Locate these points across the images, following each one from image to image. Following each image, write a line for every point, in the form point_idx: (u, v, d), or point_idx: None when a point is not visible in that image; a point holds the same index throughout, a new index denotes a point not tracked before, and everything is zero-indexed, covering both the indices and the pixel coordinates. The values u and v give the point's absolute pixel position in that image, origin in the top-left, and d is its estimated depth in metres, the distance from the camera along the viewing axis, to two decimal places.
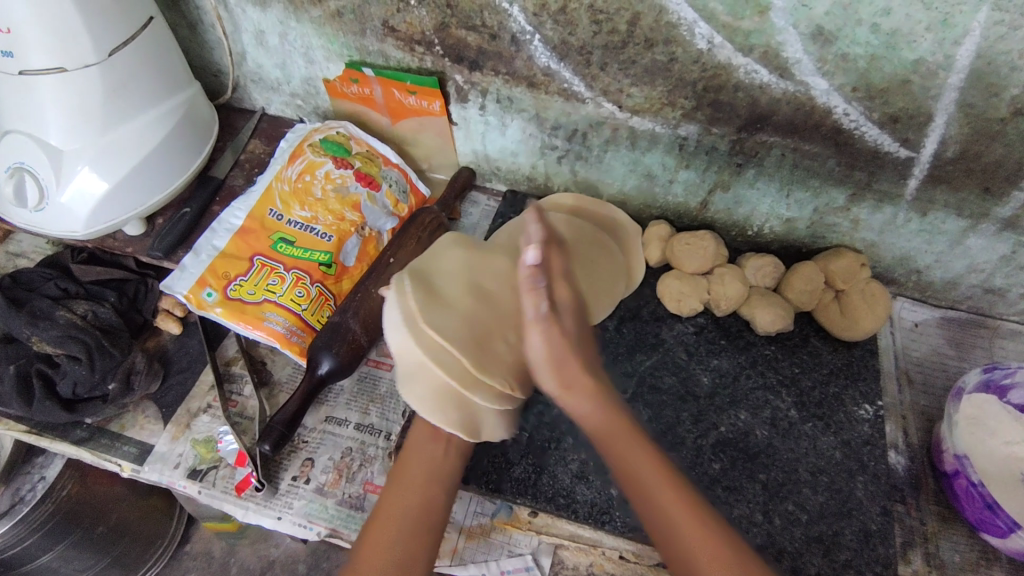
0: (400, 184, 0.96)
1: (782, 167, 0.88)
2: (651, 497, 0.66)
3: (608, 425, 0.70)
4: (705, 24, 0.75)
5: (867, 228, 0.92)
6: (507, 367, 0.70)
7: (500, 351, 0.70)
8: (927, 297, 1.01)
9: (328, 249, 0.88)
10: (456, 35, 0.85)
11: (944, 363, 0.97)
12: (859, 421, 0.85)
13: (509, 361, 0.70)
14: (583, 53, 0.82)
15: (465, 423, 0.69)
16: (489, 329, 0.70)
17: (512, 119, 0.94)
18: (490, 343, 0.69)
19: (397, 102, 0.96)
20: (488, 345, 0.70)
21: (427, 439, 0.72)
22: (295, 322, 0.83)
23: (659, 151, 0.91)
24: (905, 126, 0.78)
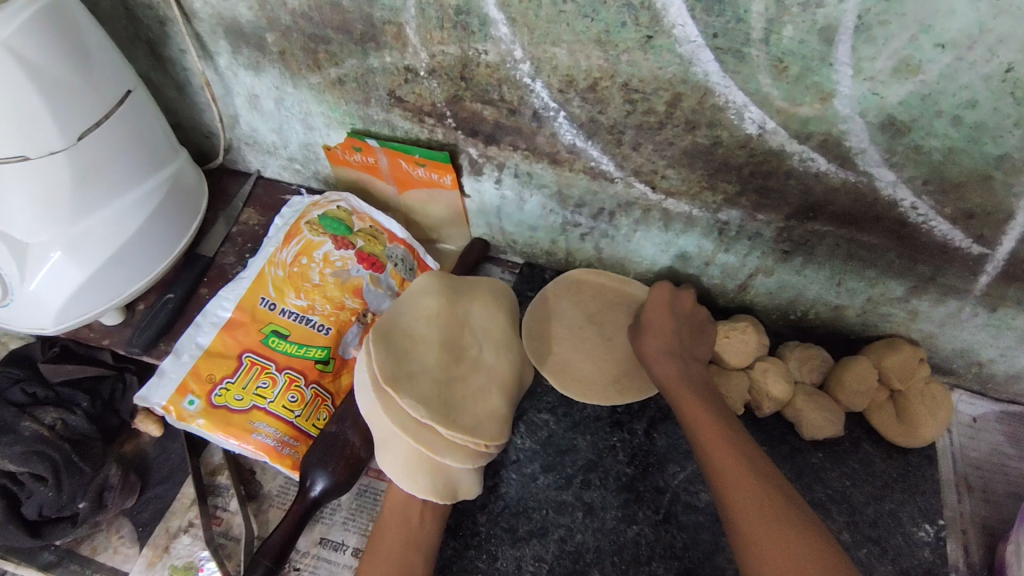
0: (406, 261, 0.86)
1: (834, 257, 0.78)
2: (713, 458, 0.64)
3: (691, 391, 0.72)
4: (757, 109, 0.66)
5: (926, 319, 0.82)
6: (485, 425, 0.66)
7: (469, 400, 0.67)
8: (986, 389, 0.91)
9: (326, 343, 0.79)
10: (471, 109, 0.76)
11: (1005, 464, 0.87)
12: (919, 544, 0.76)
13: (487, 419, 0.67)
14: (614, 132, 0.73)
15: (442, 487, 0.66)
16: (460, 389, 0.67)
17: (531, 194, 0.84)
18: (457, 401, 0.66)
19: (404, 172, 0.87)
20: (462, 404, 0.66)
21: (402, 503, 0.68)
22: (288, 431, 0.74)
23: (696, 233, 0.82)
24: (980, 223, 0.69)
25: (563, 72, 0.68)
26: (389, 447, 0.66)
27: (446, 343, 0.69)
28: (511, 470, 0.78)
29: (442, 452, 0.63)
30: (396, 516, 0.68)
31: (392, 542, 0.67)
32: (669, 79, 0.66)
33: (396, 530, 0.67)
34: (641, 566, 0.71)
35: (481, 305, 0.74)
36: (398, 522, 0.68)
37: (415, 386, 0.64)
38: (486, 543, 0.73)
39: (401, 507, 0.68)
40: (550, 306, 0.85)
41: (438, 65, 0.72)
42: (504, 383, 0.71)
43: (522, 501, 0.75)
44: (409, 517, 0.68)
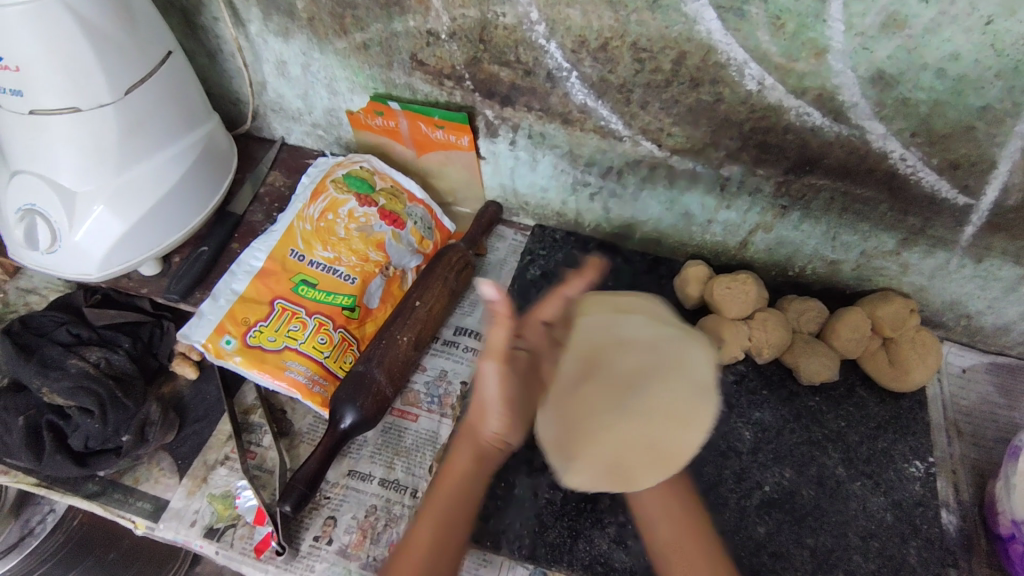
0: (425, 221, 0.92)
1: (830, 211, 0.83)
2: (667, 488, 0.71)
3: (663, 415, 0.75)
4: (756, 65, 0.71)
5: (916, 272, 0.87)
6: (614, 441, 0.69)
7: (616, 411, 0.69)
8: (975, 341, 0.96)
9: (352, 292, 0.84)
10: (489, 70, 0.81)
11: (994, 412, 0.92)
12: (910, 479, 0.81)
13: (528, 409, 0.66)
14: (623, 91, 0.78)
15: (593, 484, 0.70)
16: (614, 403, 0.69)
17: (543, 154, 0.89)
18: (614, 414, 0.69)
19: (423, 135, 0.92)
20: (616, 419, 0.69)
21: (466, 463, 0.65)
22: (317, 370, 0.79)
23: (699, 190, 0.87)
24: (966, 173, 0.74)
25: (576, 33, 0.74)
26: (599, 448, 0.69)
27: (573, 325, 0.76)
28: None
29: (695, 444, 0.68)
30: (456, 483, 0.65)
31: (446, 501, 0.64)
32: (675, 38, 0.71)
33: (451, 494, 0.64)
34: None
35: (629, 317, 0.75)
36: (456, 485, 0.65)
37: (656, 362, 0.70)
38: (504, 472, 0.77)
39: (461, 477, 0.65)
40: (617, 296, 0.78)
41: (459, 28, 0.78)
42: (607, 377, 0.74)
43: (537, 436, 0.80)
44: (465, 482, 0.65)
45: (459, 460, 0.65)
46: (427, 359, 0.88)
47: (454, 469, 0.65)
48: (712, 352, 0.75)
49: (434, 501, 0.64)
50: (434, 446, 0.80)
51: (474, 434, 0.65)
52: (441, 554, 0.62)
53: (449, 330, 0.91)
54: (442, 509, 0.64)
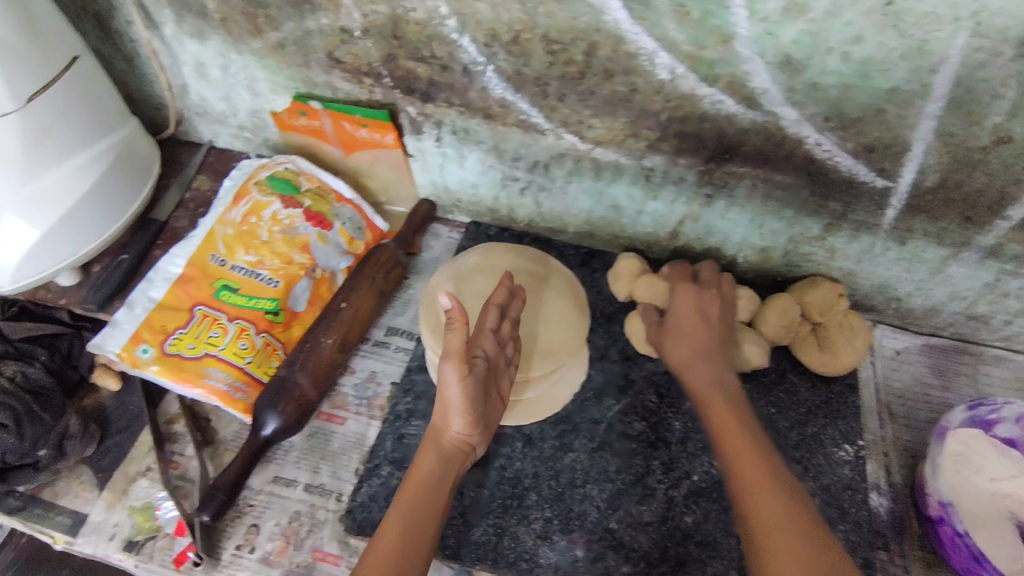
0: (354, 220, 0.91)
1: (753, 198, 0.83)
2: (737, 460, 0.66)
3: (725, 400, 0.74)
4: (666, 54, 0.70)
5: (844, 257, 0.88)
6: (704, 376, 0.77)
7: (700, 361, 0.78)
8: (907, 323, 0.96)
9: (275, 295, 0.83)
10: (405, 67, 0.80)
11: (927, 393, 0.93)
12: (839, 463, 0.81)
13: (490, 418, 0.72)
14: (539, 84, 0.77)
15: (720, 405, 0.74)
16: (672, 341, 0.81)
17: (470, 151, 0.89)
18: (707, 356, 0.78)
19: (348, 134, 0.91)
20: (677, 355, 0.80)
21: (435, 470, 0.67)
22: (239, 376, 0.78)
23: (625, 182, 0.86)
24: (881, 156, 0.74)
25: (487, 26, 0.73)
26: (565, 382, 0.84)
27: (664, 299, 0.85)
28: None
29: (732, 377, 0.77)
30: (417, 487, 0.66)
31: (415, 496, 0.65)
32: (585, 28, 0.70)
33: (415, 495, 0.65)
34: (576, 489, 0.77)
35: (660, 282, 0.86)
36: (420, 487, 0.65)
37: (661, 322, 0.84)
38: None
39: (422, 481, 0.66)
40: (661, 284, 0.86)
41: (371, 24, 0.77)
42: (722, 330, 0.79)
43: None
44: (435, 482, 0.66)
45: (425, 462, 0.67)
46: (356, 361, 0.86)
47: (415, 474, 0.66)
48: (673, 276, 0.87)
49: (400, 500, 0.65)
50: (361, 448, 0.79)
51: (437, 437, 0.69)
52: (407, 553, 0.60)
53: (380, 331, 0.89)
54: (407, 511, 0.63)
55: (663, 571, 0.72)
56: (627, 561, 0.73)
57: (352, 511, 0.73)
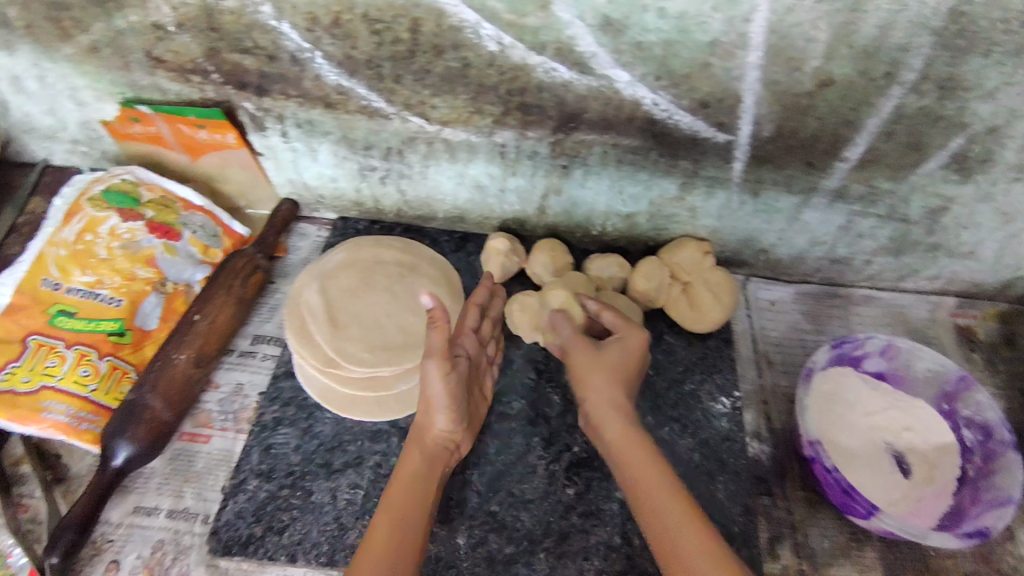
0: (207, 228, 0.86)
1: (607, 164, 0.83)
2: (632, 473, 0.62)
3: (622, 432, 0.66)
4: (490, 24, 0.69)
5: (705, 215, 0.89)
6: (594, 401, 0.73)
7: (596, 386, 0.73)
8: (777, 273, 0.99)
9: (119, 315, 0.78)
10: (231, 60, 0.76)
11: (802, 338, 0.95)
12: (715, 416, 0.83)
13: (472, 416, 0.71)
14: (372, 66, 0.74)
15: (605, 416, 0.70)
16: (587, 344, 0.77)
17: (319, 143, 0.85)
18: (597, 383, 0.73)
19: (189, 138, 0.86)
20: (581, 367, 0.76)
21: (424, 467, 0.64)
22: (83, 406, 0.73)
23: (481, 160, 0.85)
24: (716, 111, 0.75)
25: (303, 10, 0.69)
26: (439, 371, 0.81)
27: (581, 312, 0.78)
28: (325, 410, 0.78)
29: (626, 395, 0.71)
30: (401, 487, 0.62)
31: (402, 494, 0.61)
32: (403, 5, 0.68)
33: (400, 495, 0.61)
34: (456, 476, 0.75)
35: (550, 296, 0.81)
36: (404, 486, 0.62)
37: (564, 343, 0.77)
38: (301, 479, 0.73)
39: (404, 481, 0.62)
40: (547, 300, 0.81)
41: (184, 18, 0.72)
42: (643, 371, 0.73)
43: (337, 436, 0.76)
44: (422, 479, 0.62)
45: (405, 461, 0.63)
46: (220, 374, 0.82)
47: (401, 474, 0.62)
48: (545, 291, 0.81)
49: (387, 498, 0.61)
50: (229, 465, 0.75)
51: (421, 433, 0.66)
52: (395, 555, 0.56)
53: (244, 340, 0.85)
54: (392, 511, 0.59)
55: (546, 547, 0.71)
56: (510, 542, 0.71)
57: (217, 531, 0.70)
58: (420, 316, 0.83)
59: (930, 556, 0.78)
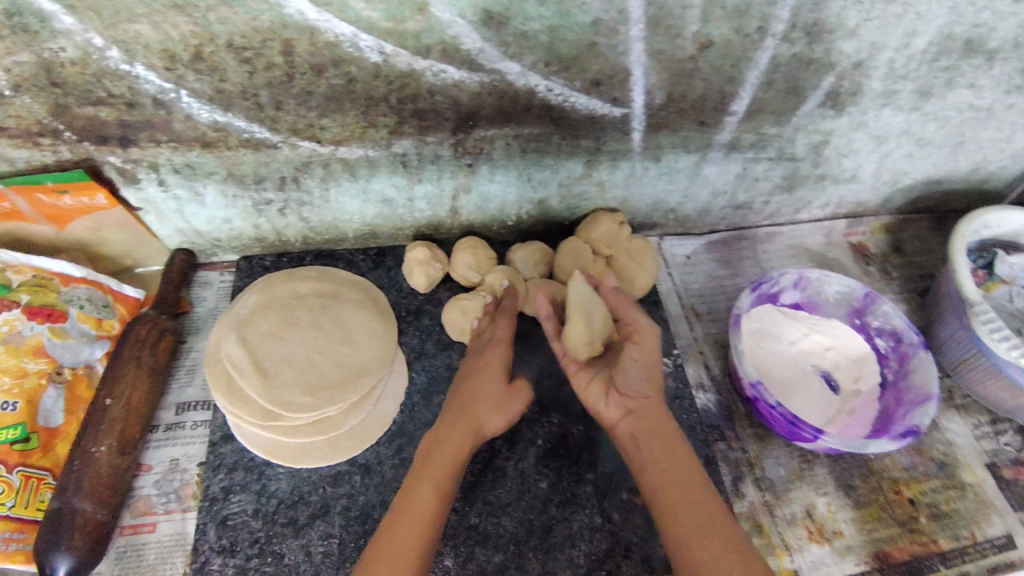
0: (95, 299, 0.79)
1: (512, 155, 0.82)
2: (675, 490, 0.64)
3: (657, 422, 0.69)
4: (368, 35, 0.65)
5: (614, 187, 0.90)
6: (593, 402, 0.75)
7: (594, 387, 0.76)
8: (687, 228, 1.02)
9: (18, 419, 0.69)
10: (84, 114, 0.68)
11: (721, 286, 0.99)
12: (662, 377, 0.85)
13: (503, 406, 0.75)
14: (247, 97, 0.69)
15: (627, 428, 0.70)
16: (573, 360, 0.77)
17: (204, 185, 0.78)
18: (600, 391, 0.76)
19: (51, 207, 0.77)
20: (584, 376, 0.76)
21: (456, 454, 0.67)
22: (3, 527, 0.66)
23: (383, 174, 0.81)
24: (609, 87, 0.75)
25: (158, 49, 0.63)
26: (382, 395, 0.79)
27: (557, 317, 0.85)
28: (276, 466, 0.73)
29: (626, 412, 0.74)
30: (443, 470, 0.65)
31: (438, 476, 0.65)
32: (269, 28, 0.63)
33: (443, 482, 0.65)
34: None
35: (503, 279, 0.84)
36: (447, 473, 0.65)
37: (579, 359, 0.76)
38: (269, 544, 0.69)
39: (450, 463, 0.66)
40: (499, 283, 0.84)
41: (19, 79, 0.63)
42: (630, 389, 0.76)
43: (297, 489, 0.72)
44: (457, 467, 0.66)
45: (450, 448, 0.67)
46: (149, 454, 0.75)
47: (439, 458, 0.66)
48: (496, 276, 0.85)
49: (428, 477, 0.65)
50: (185, 548, 0.70)
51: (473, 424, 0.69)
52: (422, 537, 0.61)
53: (168, 412, 0.78)
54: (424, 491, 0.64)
55: (533, 546, 0.71)
56: (497, 550, 0.70)
57: None
58: (352, 346, 0.80)
59: (871, 460, 0.85)
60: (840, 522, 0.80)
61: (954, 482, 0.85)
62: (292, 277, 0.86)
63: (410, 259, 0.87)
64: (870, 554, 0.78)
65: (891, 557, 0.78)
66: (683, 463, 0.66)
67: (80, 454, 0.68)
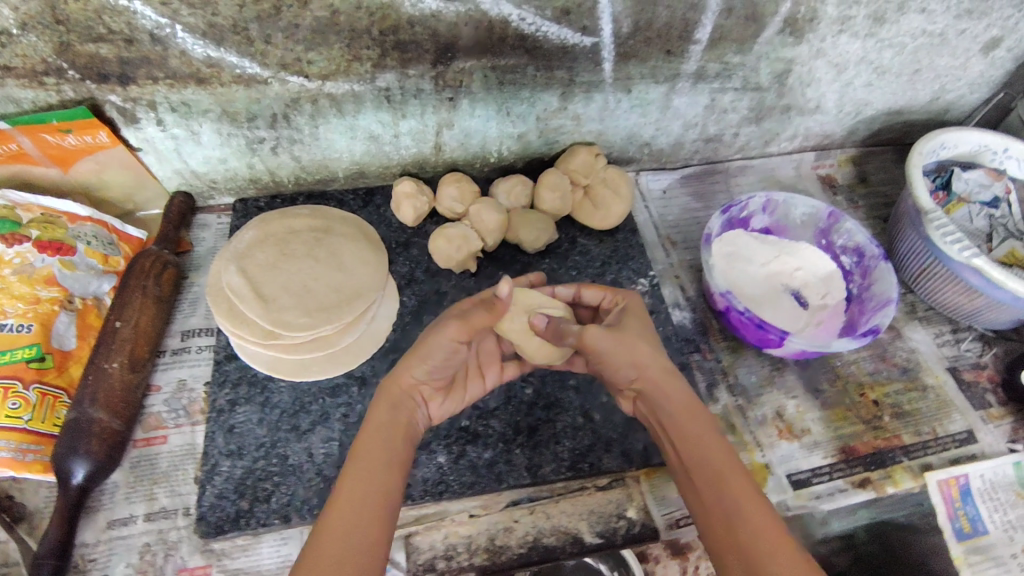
0: (101, 236, 0.83)
1: (490, 88, 0.86)
2: (702, 458, 0.61)
3: (684, 417, 0.63)
4: None
5: (589, 120, 0.95)
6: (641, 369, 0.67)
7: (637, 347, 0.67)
8: (662, 163, 1.07)
9: (34, 340, 0.74)
10: (85, 52, 0.71)
11: (695, 216, 1.05)
12: (639, 295, 0.90)
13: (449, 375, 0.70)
14: (239, 31, 0.73)
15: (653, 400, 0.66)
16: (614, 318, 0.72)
17: (199, 124, 0.83)
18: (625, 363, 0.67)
19: (56, 147, 0.81)
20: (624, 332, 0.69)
21: (385, 417, 0.64)
22: (23, 438, 0.70)
23: (369, 109, 0.86)
24: (578, 16, 0.80)
25: None
26: (373, 316, 0.84)
27: (544, 245, 0.91)
28: (278, 379, 0.79)
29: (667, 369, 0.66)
30: (370, 440, 0.62)
31: (370, 447, 0.61)
32: None
33: (378, 452, 0.61)
34: None
35: (494, 209, 0.88)
36: (378, 440, 0.62)
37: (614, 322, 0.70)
38: (274, 448, 0.74)
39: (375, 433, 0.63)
40: (487, 214, 0.88)
41: (27, 17, 0.67)
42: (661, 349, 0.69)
43: (298, 400, 0.77)
44: (391, 435, 0.63)
45: (381, 420, 0.64)
46: (158, 376, 0.81)
47: (370, 426, 0.63)
48: (488, 206, 0.88)
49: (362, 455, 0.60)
50: (196, 456, 0.76)
51: (395, 389, 0.66)
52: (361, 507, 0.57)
53: (174, 338, 0.84)
54: (366, 464, 0.59)
55: (520, 443, 0.77)
56: (487, 447, 0.76)
57: (204, 516, 0.69)
58: (345, 272, 0.85)
59: (838, 366, 0.91)
60: (808, 421, 0.86)
61: (917, 384, 0.91)
62: (289, 212, 0.91)
63: (400, 192, 0.91)
64: (837, 448, 0.84)
65: (856, 450, 0.84)
66: (707, 429, 0.62)
67: (91, 371, 0.73)
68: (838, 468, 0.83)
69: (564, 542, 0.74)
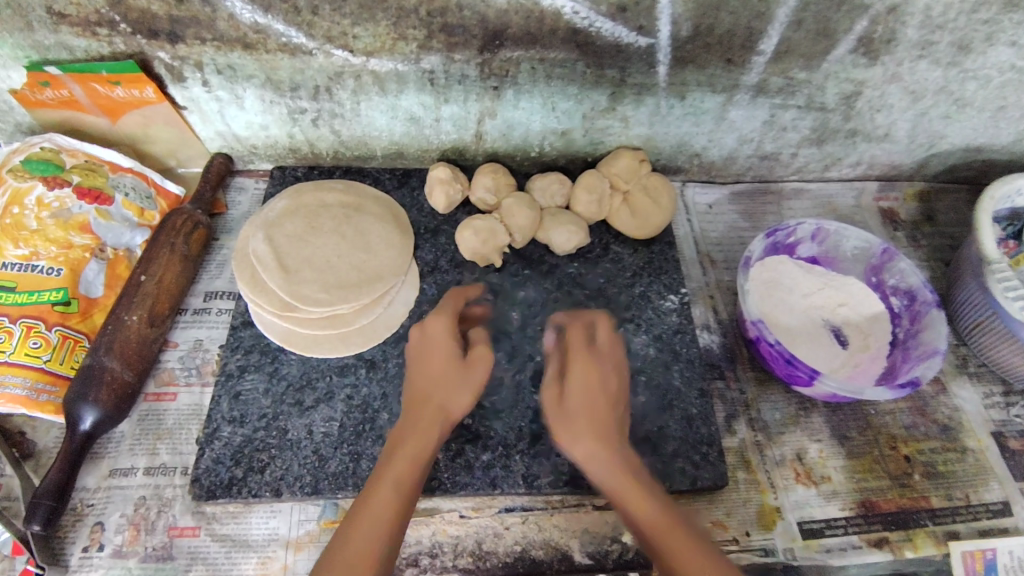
0: (139, 189, 0.84)
1: (537, 80, 0.83)
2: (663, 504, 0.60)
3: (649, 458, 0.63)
4: None
5: (638, 124, 0.91)
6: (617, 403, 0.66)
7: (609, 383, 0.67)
8: (712, 177, 1.02)
9: (61, 284, 0.76)
10: (137, 7, 0.72)
11: (740, 236, 1.00)
12: (667, 312, 0.87)
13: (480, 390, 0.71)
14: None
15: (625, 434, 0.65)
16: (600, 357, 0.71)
17: (243, 89, 0.83)
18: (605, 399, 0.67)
19: (105, 98, 0.82)
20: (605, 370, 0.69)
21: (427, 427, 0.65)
22: (40, 377, 0.72)
23: (412, 90, 0.84)
24: (635, 14, 0.76)
25: None
26: (393, 300, 0.83)
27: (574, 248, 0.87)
28: (289, 352, 0.79)
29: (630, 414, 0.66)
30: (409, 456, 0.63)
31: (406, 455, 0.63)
32: None
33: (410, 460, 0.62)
34: None
35: (526, 206, 0.86)
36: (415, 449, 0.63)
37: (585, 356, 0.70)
38: (275, 420, 0.74)
39: (408, 455, 0.63)
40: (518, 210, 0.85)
41: None
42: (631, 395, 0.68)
43: (305, 375, 0.77)
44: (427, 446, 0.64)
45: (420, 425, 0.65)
46: (176, 333, 0.83)
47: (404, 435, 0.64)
48: (521, 202, 0.86)
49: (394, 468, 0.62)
50: (200, 418, 0.77)
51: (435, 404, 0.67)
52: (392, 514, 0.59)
53: (196, 298, 0.85)
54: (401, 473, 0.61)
55: (520, 449, 0.74)
56: (486, 449, 0.74)
57: (198, 479, 0.71)
58: (370, 252, 0.83)
59: (871, 414, 0.85)
60: (829, 468, 0.81)
61: (956, 445, 0.84)
62: (323, 185, 0.90)
63: (434, 177, 0.90)
64: (856, 501, 0.79)
65: (878, 506, 0.79)
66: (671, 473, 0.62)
67: (112, 321, 0.75)
68: (855, 522, 0.78)
69: (552, 557, 0.72)
